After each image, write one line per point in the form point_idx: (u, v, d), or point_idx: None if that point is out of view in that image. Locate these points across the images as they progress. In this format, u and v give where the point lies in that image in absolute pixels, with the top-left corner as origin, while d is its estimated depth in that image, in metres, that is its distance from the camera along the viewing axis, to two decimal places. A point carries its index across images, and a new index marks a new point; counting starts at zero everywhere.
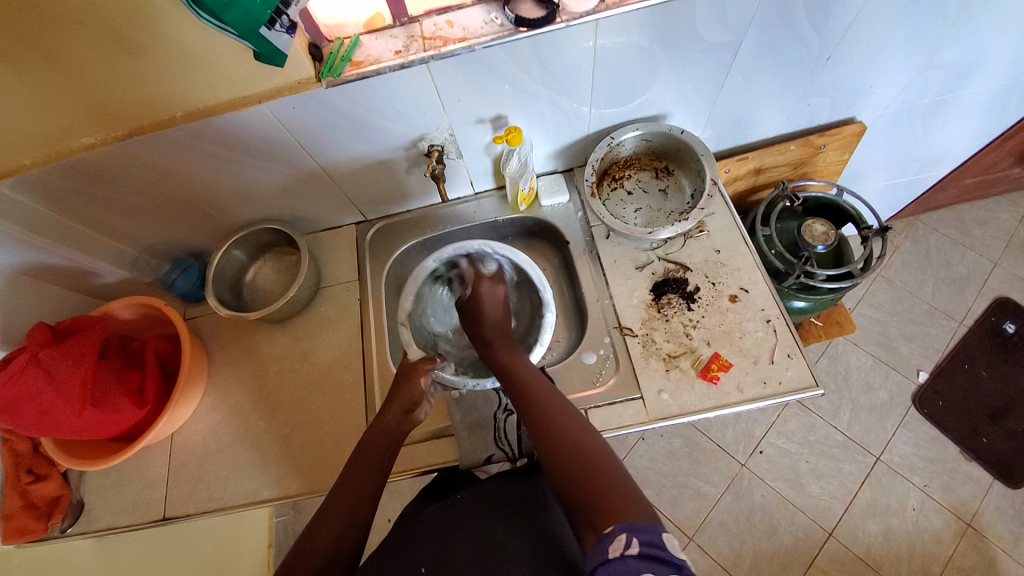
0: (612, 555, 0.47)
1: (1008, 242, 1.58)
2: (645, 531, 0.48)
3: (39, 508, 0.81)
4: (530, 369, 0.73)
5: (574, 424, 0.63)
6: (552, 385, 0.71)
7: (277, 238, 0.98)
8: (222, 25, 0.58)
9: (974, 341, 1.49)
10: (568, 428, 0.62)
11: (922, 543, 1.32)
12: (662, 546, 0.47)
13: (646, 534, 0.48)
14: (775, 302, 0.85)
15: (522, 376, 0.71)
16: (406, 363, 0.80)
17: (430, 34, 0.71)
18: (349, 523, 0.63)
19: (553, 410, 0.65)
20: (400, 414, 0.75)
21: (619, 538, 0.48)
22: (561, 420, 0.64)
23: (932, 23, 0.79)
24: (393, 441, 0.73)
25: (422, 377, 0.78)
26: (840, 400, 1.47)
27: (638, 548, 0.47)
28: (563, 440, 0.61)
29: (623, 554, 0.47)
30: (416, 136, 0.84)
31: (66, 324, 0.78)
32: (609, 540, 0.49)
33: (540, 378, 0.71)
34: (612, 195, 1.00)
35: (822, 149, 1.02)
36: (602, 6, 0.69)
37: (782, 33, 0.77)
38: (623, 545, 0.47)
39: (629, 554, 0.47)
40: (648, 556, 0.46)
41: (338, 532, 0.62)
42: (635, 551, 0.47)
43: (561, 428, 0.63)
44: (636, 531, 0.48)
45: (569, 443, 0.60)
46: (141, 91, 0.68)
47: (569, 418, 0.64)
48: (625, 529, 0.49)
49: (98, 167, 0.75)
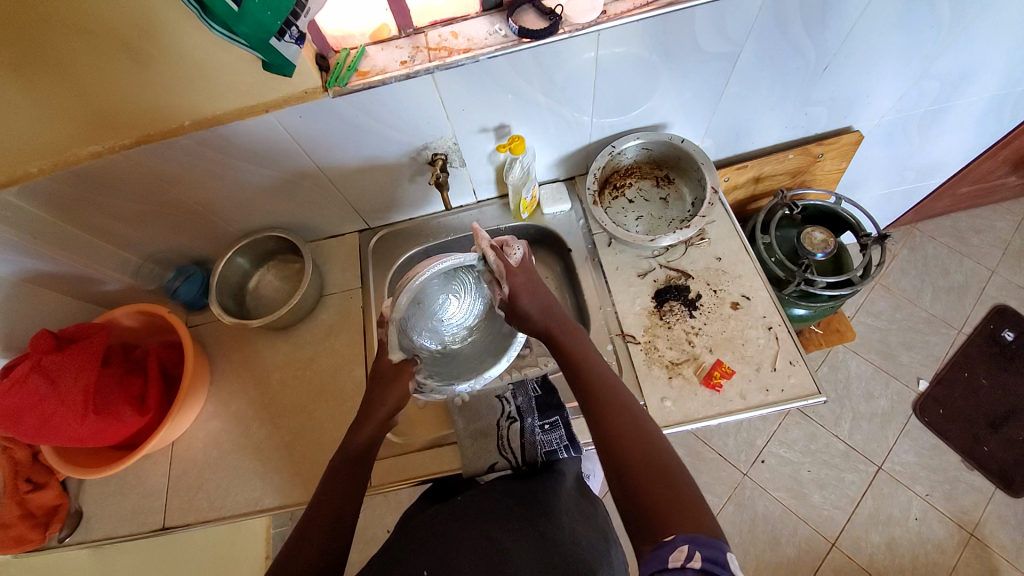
0: (673, 564, 0.47)
1: (1005, 249, 1.59)
2: (709, 547, 0.47)
3: (38, 517, 0.80)
4: (596, 361, 0.73)
5: (639, 426, 0.63)
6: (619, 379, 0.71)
7: (281, 246, 0.99)
8: (234, 35, 0.59)
9: (974, 349, 1.50)
10: (621, 416, 0.65)
11: (926, 552, 1.31)
12: (726, 565, 0.46)
13: (709, 550, 0.47)
14: (777, 309, 0.85)
15: (584, 361, 0.72)
16: (388, 367, 0.74)
17: (436, 45, 0.73)
18: (330, 535, 0.63)
19: (619, 407, 0.66)
20: (381, 422, 0.73)
21: (681, 549, 0.48)
22: (628, 415, 0.65)
23: (927, 34, 0.81)
24: (374, 453, 0.73)
25: (409, 381, 0.73)
26: (842, 408, 1.47)
27: (700, 563, 0.46)
28: (619, 428, 0.63)
29: (684, 565, 0.46)
30: (420, 144, 0.85)
31: (68, 331, 0.78)
32: (670, 549, 0.48)
33: (605, 366, 0.72)
34: (613, 203, 1.01)
35: (819, 158, 1.03)
36: (604, 17, 0.70)
37: (781, 45, 0.78)
38: (685, 557, 0.47)
39: (691, 567, 0.46)
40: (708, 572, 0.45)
41: (320, 546, 0.62)
42: (697, 565, 0.46)
43: (631, 424, 0.64)
44: (698, 545, 0.48)
45: (623, 432, 0.63)
46: (149, 100, 0.68)
47: (633, 417, 0.65)
48: (686, 541, 0.49)
49: (104, 174, 0.75)
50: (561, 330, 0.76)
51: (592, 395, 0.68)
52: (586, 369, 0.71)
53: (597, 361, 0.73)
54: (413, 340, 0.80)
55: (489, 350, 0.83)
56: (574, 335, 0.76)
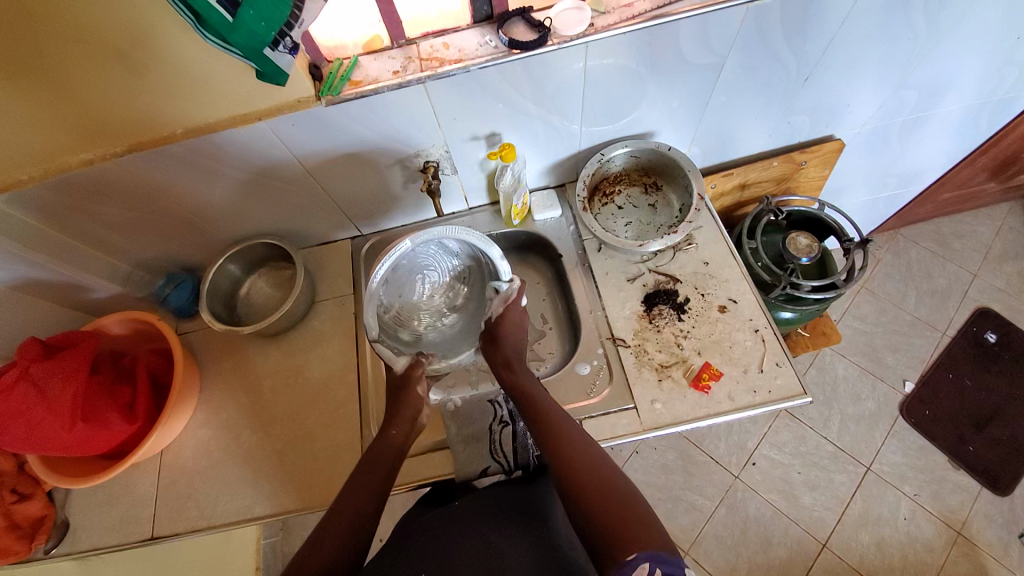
0: None
1: (986, 253, 1.63)
2: (669, 564, 0.51)
3: (22, 529, 0.79)
4: (541, 395, 0.75)
5: (591, 455, 0.65)
6: (564, 411, 0.73)
7: (272, 253, 0.99)
8: (228, 45, 0.60)
9: (958, 350, 1.53)
10: (572, 445, 0.66)
11: (915, 552, 1.33)
12: None
13: (669, 566, 0.51)
14: (763, 312, 0.87)
15: (533, 390, 0.76)
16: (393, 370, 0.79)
17: (427, 55, 0.74)
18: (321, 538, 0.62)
19: (572, 438, 0.68)
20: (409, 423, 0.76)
21: (643, 568, 0.51)
22: (578, 444, 0.66)
23: (903, 46, 0.84)
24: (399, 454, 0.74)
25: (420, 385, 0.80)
26: (830, 410, 1.49)
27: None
28: (570, 458, 0.65)
29: None
30: (412, 152, 0.86)
31: (56, 338, 0.78)
32: (632, 568, 0.52)
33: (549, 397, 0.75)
34: (603, 209, 1.02)
35: (803, 165, 1.06)
36: (591, 30, 0.72)
37: (764, 55, 0.80)
38: None
39: None
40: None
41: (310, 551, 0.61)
42: None
43: (584, 453, 0.65)
44: (658, 561, 0.52)
45: (577, 458, 0.65)
46: (142, 108, 0.69)
47: (584, 447, 0.66)
48: (647, 557, 0.52)
49: (95, 182, 0.75)
50: (507, 367, 0.79)
51: (542, 421, 0.70)
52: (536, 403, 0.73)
53: (541, 394, 0.75)
54: (415, 330, 0.91)
55: (483, 303, 0.92)
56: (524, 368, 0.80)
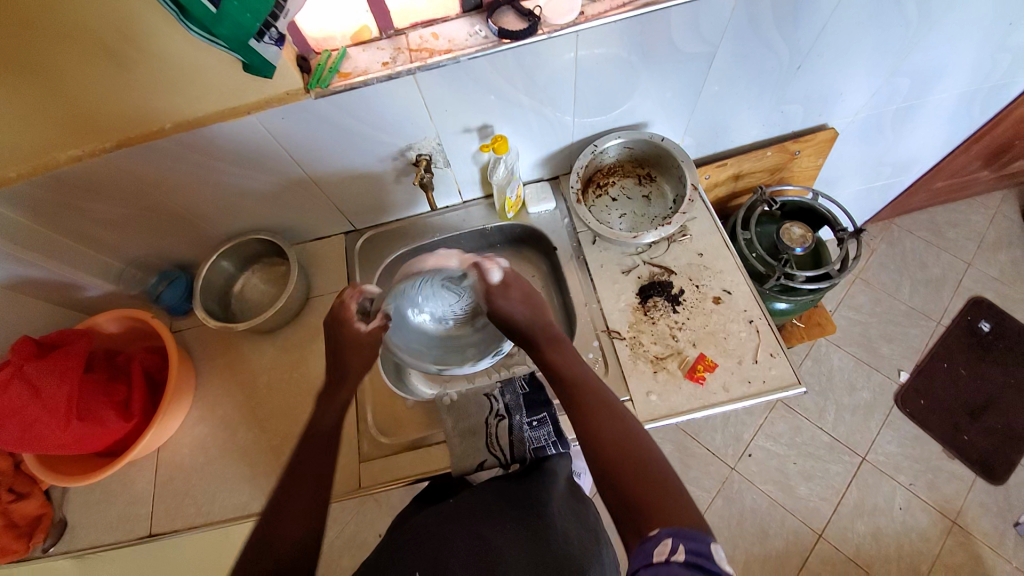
0: (657, 559, 0.46)
1: (980, 242, 1.64)
2: (693, 539, 0.46)
3: (20, 528, 0.79)
4: (575, 362, 0.70)
5: (621, 425, 0.62)
6: (599, 378, 0.69)
7: (266, 249, 0.98)
8: (213, 37, 0.60)
9: (953, 340, 1.54)
10: (603, 415, 0.63)
11: (910, 541, 1.34)
12: (712, 557, 0.44)
13: (693, 542, 0.46)
14: (757, 303, 0.87)
15: (560, 360, 0.70)
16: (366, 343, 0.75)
17: (416, 46, 0.73)
18: None
19: (604, 408, 0.64)
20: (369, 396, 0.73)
21: (665, 543, 0.47)
22: (609, 415, 0.63)
23: (896, 32, 0.84)
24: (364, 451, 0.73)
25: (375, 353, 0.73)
26: (826, 401, 1.49)
27: (684, 556, 0.45)
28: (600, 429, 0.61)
29: (668, 559, 0.46)
30: (404, 145, 0.85)
31: (50, 337, 0.77)
32: (654, 544, 0.48)
33: (583, 361, 0.70)
34: (597, 201, 1.02)
35: (796, 155, 1.06)
36: (582, 18, 0.71)
37: (756, 43, 0.80)
38: (669, 550, 0.46)
39: (675, 560, 0.45)
40: (694, 565, 0.44)
41: None
42: (682, 558, 0.45)
43: (615, 424, 0.62)
44: (681, 538, 0.47)
45: (608, 430, 0.61)
46: (130, 103, 0.68)
47: (617, 418, 0.62)
48: (670, 534, 0.48)
49: (85, 179, 0.75)
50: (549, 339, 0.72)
51: (572, 391, 0.66)
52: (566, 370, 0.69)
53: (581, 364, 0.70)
54: (441, 349, 0.87)
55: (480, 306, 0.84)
56: (562, 344, 0.72)
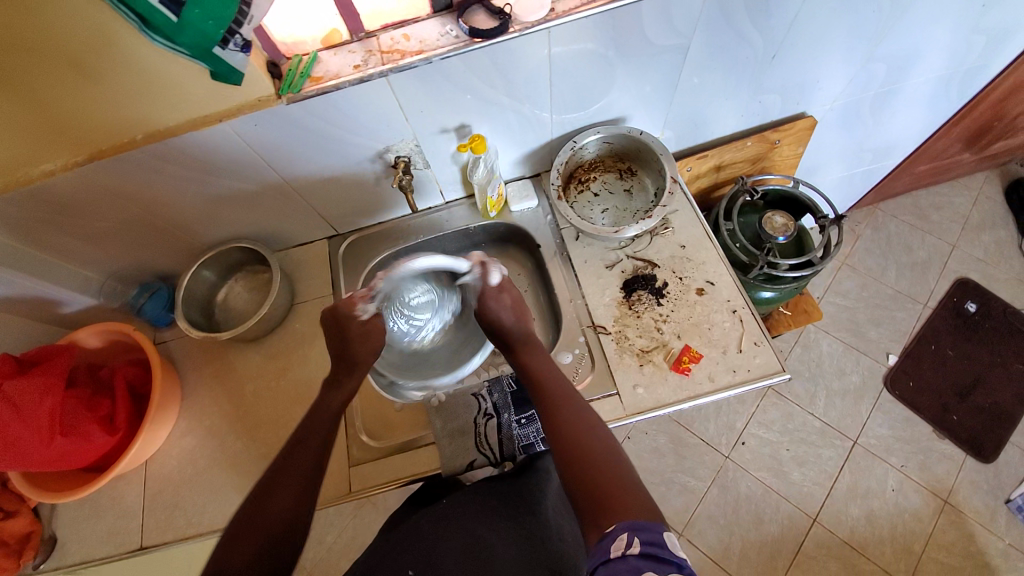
0: (614, 554, 0.46)
1: (964, 224, 1.65)
2: (646, 530, 0.47)
3: (10, 546, 0.79)
4: (547, 366, 0.72)
5: (585, 427, 0.63)
6: (569, 382, 0.70)
7: (248, 257, 0.98)
8: (176, 46, 0.59)
9: (940, 322, 1.55)
10: (569, 417, 0.64)
11: (903, 522, 1.35)
12: (664, 545, 0.46)
13: (647, 533, 0.47)
14: (740, 292, 0.87)
15: (533, 364, 0.72)
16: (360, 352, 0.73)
17: (388, 48, 0.73)
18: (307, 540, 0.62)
19: (571, 410, 0.65)
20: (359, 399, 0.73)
21: (621, 538, 0.47)
22: (574, 417, 0.64)
23: (869, 19, 0.84)
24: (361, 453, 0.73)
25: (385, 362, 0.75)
26: (816, 387, 1.50)
27: (640, 547, 0.46)
28: (565, 429, 0.63)
29: (625, 553, 0.46)
30: (382, 148, 0.85)
31: (32, 354, 0.77)
32: (611, 540, 0.48)
33: (555, 364, 0.73)
34: (579, 197, 1.02)
35: (776, 144, 1.06)
36: (553, 15, 0.71)
37: (728, 34, 0.80)
38: (625, 544, 0.47)
39: (631, 553, 0.46)
40: (649, 555, 0.45)
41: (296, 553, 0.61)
42: (637, 550, 0.46)
43: (579, 426, 0.63)
44: (636, 531, 0.48)
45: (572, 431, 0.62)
46: (100, 115, 0.68)
47: (582, 420, 0.64)
48: (626, 529, 0.48)
49: (59, 194, 0.74)
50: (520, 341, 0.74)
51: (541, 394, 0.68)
52: (538, 375, 0.71)
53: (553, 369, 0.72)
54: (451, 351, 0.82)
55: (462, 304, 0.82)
56: (535, 347, 0.74)
